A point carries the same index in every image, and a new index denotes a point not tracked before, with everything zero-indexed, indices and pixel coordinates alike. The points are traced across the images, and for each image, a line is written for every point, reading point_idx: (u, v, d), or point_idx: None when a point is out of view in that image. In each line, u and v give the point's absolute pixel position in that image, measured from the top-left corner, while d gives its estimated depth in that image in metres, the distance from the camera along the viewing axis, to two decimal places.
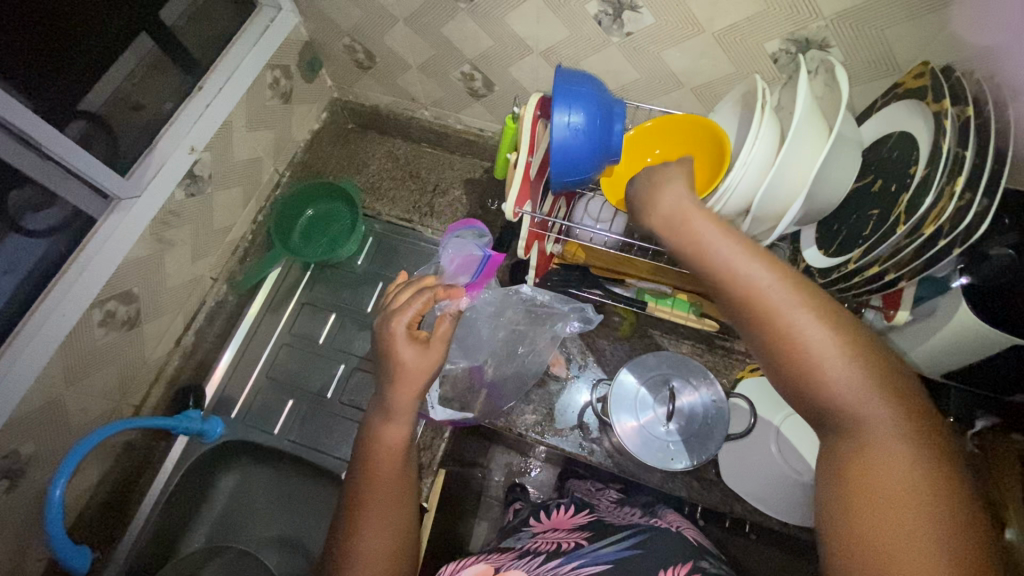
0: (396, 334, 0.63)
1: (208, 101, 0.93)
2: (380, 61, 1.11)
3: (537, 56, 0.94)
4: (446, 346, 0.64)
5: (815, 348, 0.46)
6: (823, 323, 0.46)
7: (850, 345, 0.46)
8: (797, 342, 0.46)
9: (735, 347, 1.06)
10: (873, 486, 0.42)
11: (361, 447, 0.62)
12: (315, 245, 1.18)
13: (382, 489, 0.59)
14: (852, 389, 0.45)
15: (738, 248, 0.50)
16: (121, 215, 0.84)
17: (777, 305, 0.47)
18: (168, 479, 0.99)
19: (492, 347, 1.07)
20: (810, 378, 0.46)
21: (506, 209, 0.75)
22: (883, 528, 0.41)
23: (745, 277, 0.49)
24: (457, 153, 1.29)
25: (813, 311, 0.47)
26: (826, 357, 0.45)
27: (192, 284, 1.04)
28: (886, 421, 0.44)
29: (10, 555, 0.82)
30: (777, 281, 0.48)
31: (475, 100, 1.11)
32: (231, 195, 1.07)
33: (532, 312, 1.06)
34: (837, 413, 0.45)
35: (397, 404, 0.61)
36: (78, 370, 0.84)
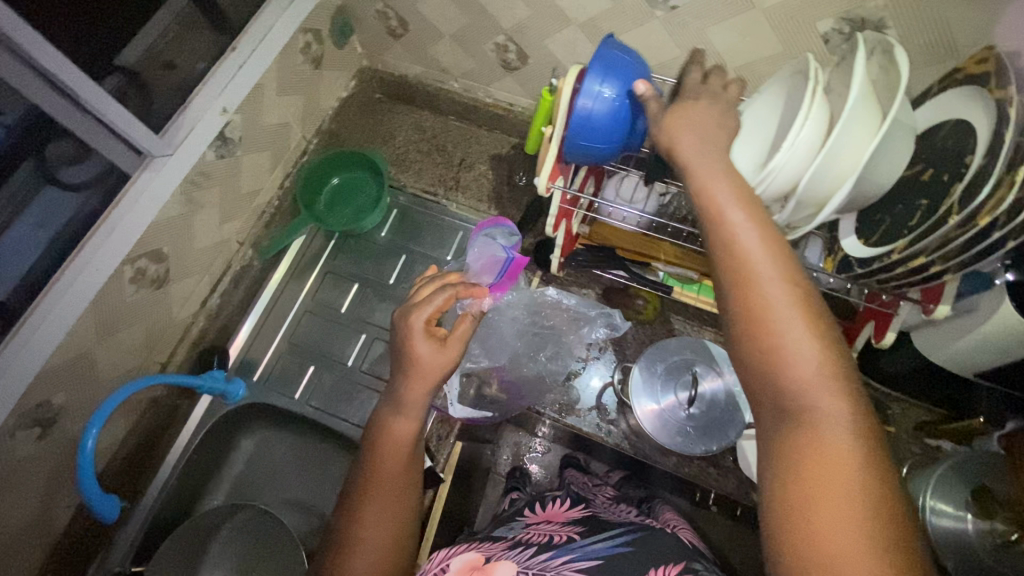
0: (412, 330, 0.63)
1: (241, 62, 0.93)
2: (413, 28, 1.09)
3: (575, 28, 0.91)
4: (465, 344, 0.63)
5: (785, 325, 0.45)
6: (798, 304, 0.45)
7: (821, 334, 0.45)
8: (773, 320, 0.45)
9: None
10: (818, 469, 0.40)
11: (372, 430, 0.62)
12: (336, 217, 1.17)
13: (387, 462, 0.60)
14: (811, 379, 0.43)
15: (744, 218, 0.49)
16: (154, 172, 0.84)
17: (763, 281, 0.46)
18: (187, 441, 1.01)
19: (511, 349, 1.07)
20: (773, 354, 0.44)
21: (539, 185, 0.74)
22: (821, 516, 0.39)
23: (738, 244, 0.48)
24: (485, 128, 1.25)
25: (793, 291, 0.46)
26: (797, 336, 0.44)
27: (219, 247, 1.03)
28: (845, 421, 0.42)
29: (40, 499, 0.85)
30: (772, 264, 0.47)
31: (507, 73, 1.09)
32: (261, 160, 1.06)
33: (558, 313, 1.08)
34: (797, 399, 0.43)
35: (412, 396, 0.61)
36: (108, 325, 0.86)
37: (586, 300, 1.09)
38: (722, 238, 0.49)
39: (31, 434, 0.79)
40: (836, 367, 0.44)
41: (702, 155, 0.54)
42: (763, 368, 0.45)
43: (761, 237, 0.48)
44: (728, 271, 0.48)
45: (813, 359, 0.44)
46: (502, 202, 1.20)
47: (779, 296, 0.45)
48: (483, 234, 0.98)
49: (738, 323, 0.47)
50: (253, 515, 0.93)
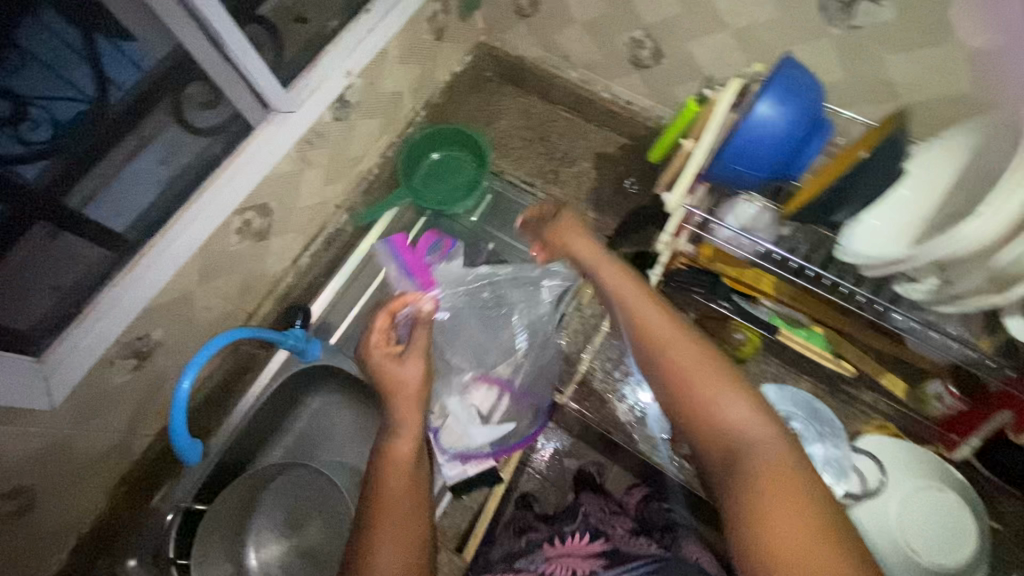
0: (381, 363, 0.63)
1: (372, 25, 0.91)
2: (544, 10, 1.04)
3: (728, 34, 0.84)
4: (427, 345, 0.65)
5: (696, 381, 0.51)
6: (708, 358, 0.53)
7: (736, 383, 0.51)
8: (688, 378, 0.52)
9: (862, 396, 0.96)
10: (787, 507, 0.43)
11: (372, 462, 0.59)
12: (430, 193, 1.13)
13: (392, 489, 0.56)
14: (744, 428, 0.49)
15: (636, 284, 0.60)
16: (276, 127, 0.84)
17: (668, 344, 0.54)
18: (251, 404, 1.00)
19: (478, 349, 0.95)
20: (705, 410, 0.51)
21: (671, 201, 0.71)
22: (798, 560, 0.40)
23: (634, 307, 0.58)
24: (593, 123, 1.18)
25: (697, 347, 0.54)
26: (727, 394, 0.50)
27: (318, 208, 1.03)
28: (779, 448, 0.47)
29: (126, 423, 0.89)
30: (667, 321, 0.56)
31: (634, 70, 1.03)
32: (371, 126, 1.04)
33: (502, 282, 0.95)
34: (744, 448, 0.48)
35: (405, 416, 0.60)
36: (211, 271, 0.87)
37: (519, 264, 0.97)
38: (620, 305, 0.60)
39: (128, 363, 0.82)
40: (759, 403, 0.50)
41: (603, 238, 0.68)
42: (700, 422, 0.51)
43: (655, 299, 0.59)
44: (639, 336, 0.56)
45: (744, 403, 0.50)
46: (601, 204, 1.14)
47: (693, 350, 0.54)
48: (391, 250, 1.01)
49: (668, 389, 0.53)
50: (302, 474, 0.94)
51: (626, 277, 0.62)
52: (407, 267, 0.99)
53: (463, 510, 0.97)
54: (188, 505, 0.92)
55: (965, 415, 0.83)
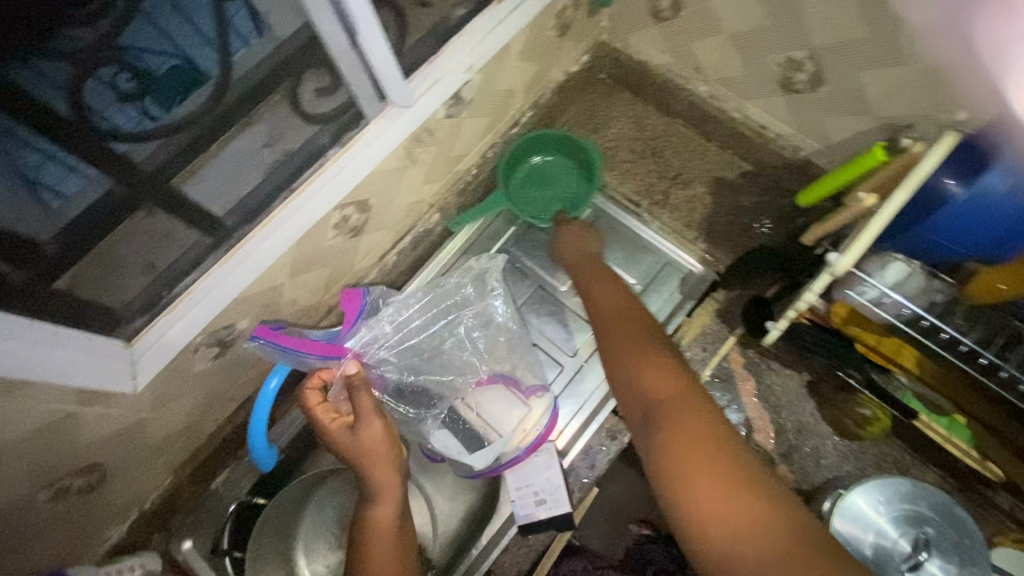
0: (335, 437, 0.70)
1: (501, 17, 0.83)
2: (686, 15, 0.93)
3: (921, 69, 0.71)
4: (370, 410, 0.69)
5: (621, 364, 0.60)
6: (632, 351, 0.61)
7: (658, 361, 0.59)
8: (618, 361, 0.61)
9: (997, 500, 0.83)
10: (685, 452, 0.49)
11: (356, 531, 0.67)
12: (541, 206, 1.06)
13: (379, 551, 0.64)
14: (657, 400, 0.55)
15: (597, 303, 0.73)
16: (390, 122, 0.77)
17: (609, 338, 0.65)
18: None
19: (429, 395, 0.88)
20: (627, 382, 0.59)
21: (840, 263, 0.61)
22: (702, 513, 0.46)
23: (592, 318, 0.71)
24: (714, 142, 1.08)
25: (626, 344, 0.62)
26: (646, 368, 0.58)
27: (414, 206, 0.97)
28: (693, 399, 0.54)
29: (200, 406, 0.86)
30: (614, 324, 0.67)
31: (781, 93, 0.91)
32: (479, 124, 0.97)
33: (429, 315, 0.86)
34: (655, 415, 0.54)
35: (380, 485, 0.68)
36: (303, 265, 0.82)
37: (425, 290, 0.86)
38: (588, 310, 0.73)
39: (211, 352, 0.79)
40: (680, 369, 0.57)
41: (593, 278, 0.80)
42: (624, 395, 0.59)
43: (605, 309, 0.71)
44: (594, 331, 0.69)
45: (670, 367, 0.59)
46: (713, 237, 1.03)
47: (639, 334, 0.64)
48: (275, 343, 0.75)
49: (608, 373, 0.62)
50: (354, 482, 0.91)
51: (608, 298, 0.73)
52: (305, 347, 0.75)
53: (526, 549, 0.90)
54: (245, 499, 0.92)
55: None
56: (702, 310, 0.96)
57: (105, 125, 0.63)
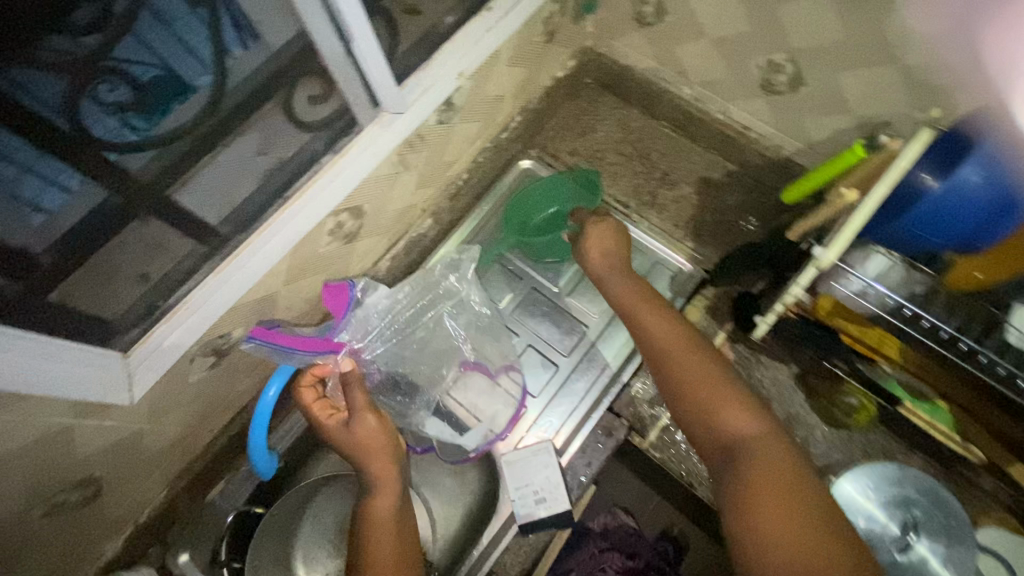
0: (332, 430, 0.72)
1: (491, 24, 0.84)
2: (669, 21, 0.95)
3: (896, 70, 0.74)
4: (365, 402, 0.73)
5: (699, 390, 0.64)
6: (703, 376, 0.65)
7: (734, 393, 0.64)
8: (692, 387, 0.64)
9: (981, 484, 0.86)
10: (769, 487, 0.54)
11: (356, 524, 0.68)
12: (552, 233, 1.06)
13: (379, 549, 0.64)
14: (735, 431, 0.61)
15: (650, 315, 0.73)
16: (382, 128, 0.78)
17: (674, 357, 0.67)
18: None
19: (420, 379, 0.92)
20: (706, 412, 0.63)
21: (822, 257, 0.63)
22: (777, 540, 0.51)
23: (646, 331, 0.72)
24: (699, 144, 1.11)
25: (695, 364, 0.66)
26: (724, 401, 0.63)
27: (406, 211, 0.97)
28: (772, 443, 0.59)
29: (195, 417, 0.85)
30: (674, 343, 0.69)
31: (763, 95, 0.94)
32: (470, 129, 0.98)
33: (416, 304, 0.89)
34: (735, 447, 0.59)
35: (381, 478, 0.69)
36: (297, 272, 0.82)
37: (415, 280, 0.89)
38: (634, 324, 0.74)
39: (206, 361, 0.78)
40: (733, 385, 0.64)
41: (622, 276, 0.80)
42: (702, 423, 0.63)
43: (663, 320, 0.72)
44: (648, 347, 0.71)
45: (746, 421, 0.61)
46: (701, 235, 1.05)
47: (704, 385, 0.64)
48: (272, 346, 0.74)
49: (672, 396, 0.66)
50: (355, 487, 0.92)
51: (665, 333, 0.70)
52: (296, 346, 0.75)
53: (528, 549, 0.88)
54: (243, 507, 0.92)
55: None
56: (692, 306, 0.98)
57: (92, 134, 0.63)
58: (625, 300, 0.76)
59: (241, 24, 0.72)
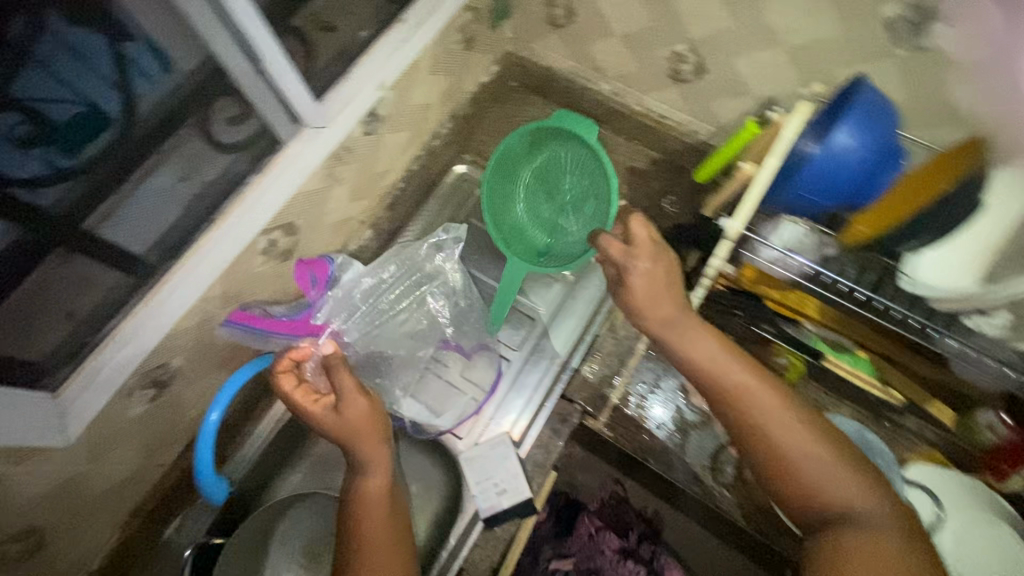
0: (319, 416, 0.67)
1: (405, 35, 0.86)
2: (579, 21, 1.00)
3: (782, 52, 0.81)
4: (355, 384, 0.68)
5: (799, 457, 0.56)
6: (804, 439, 0.57)
7: (833, 454, 0.57)
8: (792, 454, 0.57)
9: (907, 424, 0.92)
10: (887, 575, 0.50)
11: (346, 504, 0.66)
12: (576, 220, 0.91)
13: (369, 526, 0.63)
14: (842, 503, 0.55)
15: (729, 362, 0.61)
16: (305, 144, 0.79)
17: (769, 419, 0.58)
18: (270, 430, 0.98)
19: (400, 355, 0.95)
20: (805, 481, 0.56)
21: (730, 226, 0.68)
22: None
23: (726, 383, 0.60)
24: (623, 136, 1.16)
25: (795, 426, 0.58)
26: (823, 467, 0.56)
27: (343, 225, 0.98)
28: (880, 516, 0.54)
29: (142, 453, 0.83)
30: (768, 400, 0.59)
31: (673, 84, 0.99)
32: (399, 139, 1.00)
33: (403, 284, 0.93)
34: (840, 522, 0.55)
35: (372, 458, 0.66)
36: (233, 295, 0.82)
37: (396, 257, 0.93)
38: (703, 371, 0.61)
39: (146, 394, 0.77)
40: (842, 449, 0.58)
41: (680, 311, 0.64)
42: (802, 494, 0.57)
43: (741, 367, 0.61)
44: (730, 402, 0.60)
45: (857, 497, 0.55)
46: None
47: (813, 463, 0.56)
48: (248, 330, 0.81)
49: (762, 460, 0.58)
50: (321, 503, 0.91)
51: (762, 399, 0.59)
52: (283, 329, 0.84)
53: (494, 541, 0.91)
54: (202, 540, 0.89)
55: (1011, 448, 0.81)
56: None
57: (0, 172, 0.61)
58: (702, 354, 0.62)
59: (144, 60, 0.68)
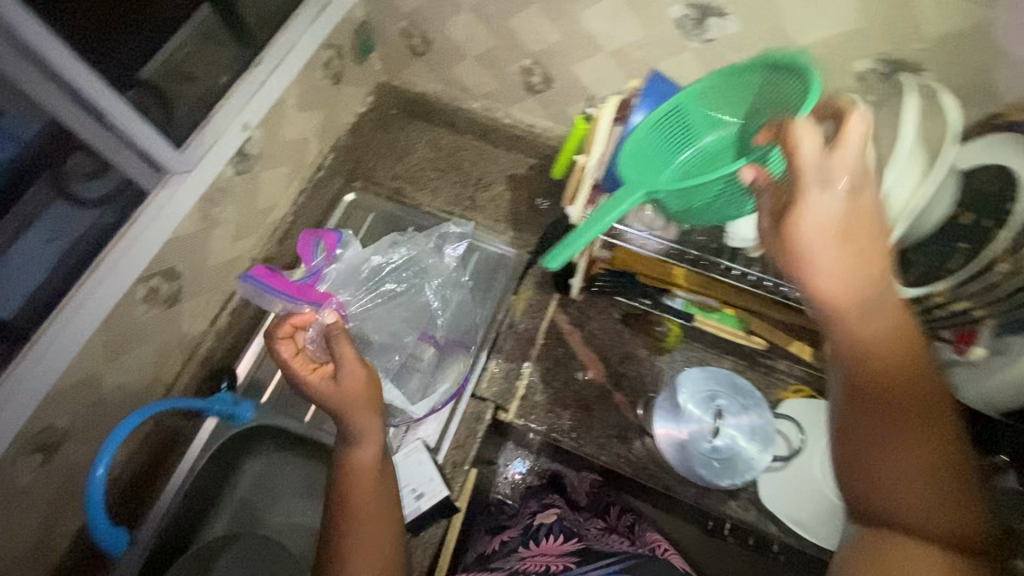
0: (318, 385, 0.67)
1: (264, 77, 0.91)
2: (436, 49, 1.08)
3: (606, 56, 0.91)
4: (353, 355, 0.67)
5: (889, 457, 0.46)
6: (912, 450, 0.46)
7: (941, 486, 0.45)
8: (879, 453, 0.47)
9: (778, 367, 1.03)
10: None
11: (337, 469, 0.67)
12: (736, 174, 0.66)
13: (357, 495, 0.65)
14: (914, 522, 0.45)
15: (869, 333, 0.49)
16: (172, 190, 0.81)
17: (889, 411, 0.47)
18: (184, 478, 0.95)
19: (390, 335, 0.97)
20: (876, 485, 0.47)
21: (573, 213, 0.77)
22: None
23: (848, 348, 0.49)
24: (501, 148, 1.22)
25: (907, 432, 0.46)
26: (912, 485, 0.45)
27: (231, 264, 1.00)
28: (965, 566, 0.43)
29: (40, 525, 0.80)
30: (888, 391, 0.48)
31: (530, 95, 1.09)
32: (277, 176, 1.03)
33: (404, 271, 0.98)
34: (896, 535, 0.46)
35: (365, 430, 0.67)
36: (117, 346, 0.82)
37: (409, 242, 1.00)
38: (843, 340, 0.50)
39: (34, 459, 0.75)
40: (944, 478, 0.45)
41: (849, 266, 0.49)
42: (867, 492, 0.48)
43: (889, 348, 0.49)
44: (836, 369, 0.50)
45: (936, 530, 0.44)
46: (519, 224, 1.17)
47: (891, 473, 0.46)
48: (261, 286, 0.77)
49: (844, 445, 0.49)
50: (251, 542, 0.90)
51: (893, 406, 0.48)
52: (290, 292, 0.77)
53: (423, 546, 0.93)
54: None
55: None
56: (524, 287, 1.12)
57: None
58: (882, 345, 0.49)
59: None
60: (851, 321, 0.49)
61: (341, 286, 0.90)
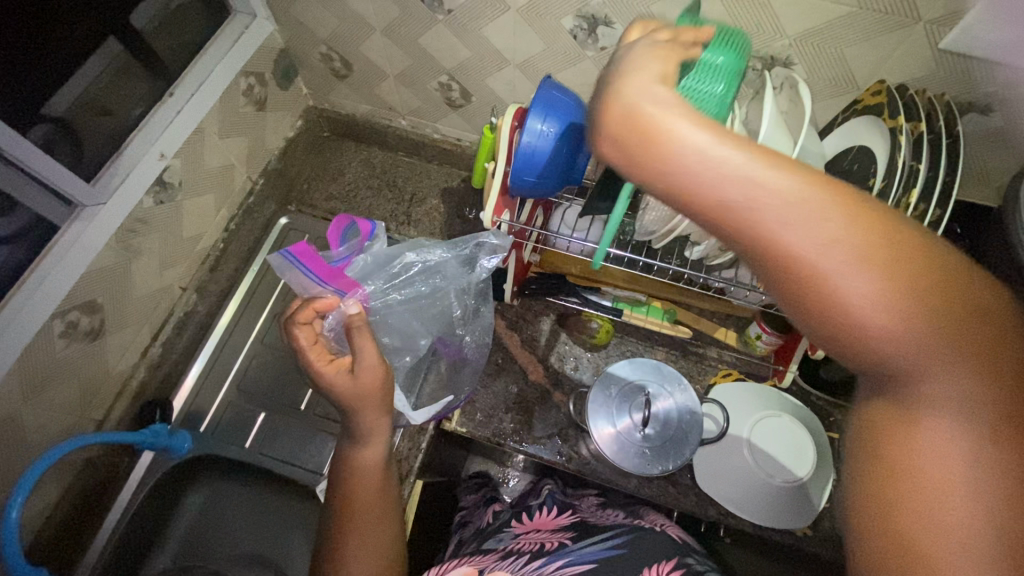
0: (331, 378, 0.64)
1: (179, 107, 0.92)
2: (357, 71, 1.11)
3: (514, 68, 0.95)
4: (373, 351, 0.64)
5: (851, 294, 0.31)
6: (860, 268, 0.31)
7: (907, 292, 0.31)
8: (827, 295, 0.32)
9: (709, 354, 1.06)
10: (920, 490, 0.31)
11: (341, 467, 0.67)
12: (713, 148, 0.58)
13: (363, 492, 0.65)
14: (903, 357, 0.32)
15: (737, 156, 0.33)
16: (84, 223, 0.81)
17: (801, 240, 0.32)
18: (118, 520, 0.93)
19: (406, 336, 0.92)
20: (851, 336, 0.32)
21: (484, 218, 0.78)
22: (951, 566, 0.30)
23: (726, 192, 0.33)
24: (434, 162, 1.27)
25: (847, 244, 0.31)
26: (879, 312, 0.31)
27: (159, 294, 1.00)
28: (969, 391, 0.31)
29: None
30: (792, 213, 0.32)
31: (452, 109, 1.12)
32: (202, 203, 1.04)
33: (433, 271, 0.88)
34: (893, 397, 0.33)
35: (372, 427, 0.65)
36: (36, 384, 0.80)
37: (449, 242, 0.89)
38: (716, 183, 0.33)
39: None
40: (913, 277, 0.31)
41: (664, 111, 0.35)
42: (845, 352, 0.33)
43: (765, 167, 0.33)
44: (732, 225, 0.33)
45: (942, 372, 0.32)
46: (454, 234, 1.20)
47: (859, 333, 0.32)
48: (287, 267, 0.74)
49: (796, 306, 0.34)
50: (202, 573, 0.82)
51: (800, 234, 0.32)
52: (322, 274, 0.73)
53: None
54: None
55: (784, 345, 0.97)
56: None
57: None
58: (746, 164, 0.33)
59: None
60: (715, 150, 0.33)
61: (367, 276, 0.85)
